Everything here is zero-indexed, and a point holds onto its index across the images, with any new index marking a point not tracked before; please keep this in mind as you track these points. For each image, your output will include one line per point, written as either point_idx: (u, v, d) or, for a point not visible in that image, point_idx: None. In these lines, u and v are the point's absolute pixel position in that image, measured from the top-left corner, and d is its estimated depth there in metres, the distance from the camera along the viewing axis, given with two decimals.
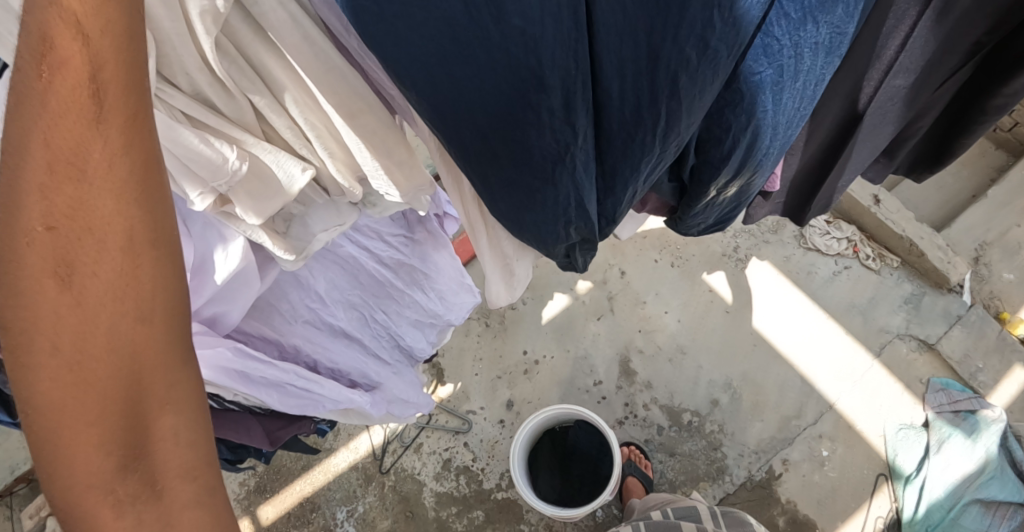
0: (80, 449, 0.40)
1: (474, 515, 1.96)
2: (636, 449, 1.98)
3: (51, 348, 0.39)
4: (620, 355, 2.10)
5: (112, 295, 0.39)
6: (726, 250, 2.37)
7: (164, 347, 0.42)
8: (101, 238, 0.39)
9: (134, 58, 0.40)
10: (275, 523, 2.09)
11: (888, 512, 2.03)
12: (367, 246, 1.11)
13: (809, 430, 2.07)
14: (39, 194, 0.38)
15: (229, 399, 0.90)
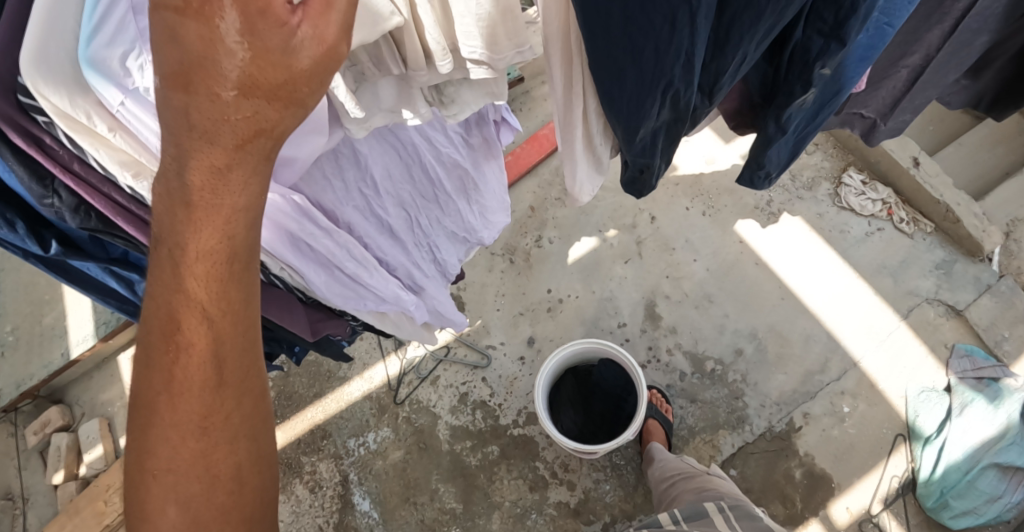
0: None
1: (488, 450, 1.93)
2: (658, 393, 1.94)
3: (175, 518, 0.63)
4: (646, 299, 2.06)
5: (220, 492, 0.64)
6: (758, 202, 2.31)
7: (255, 505, 0.67)
8: (215, 462, 0.63)
9: (240, 350, 0.62)
10: (284, 449, 2.06)
11: (904, 472, 2.00)
12: (430, 137, 1.04)
13: (832, 387, 2.04)
14: (171, 436, 0.61)
15: (275, 272, 0.86)
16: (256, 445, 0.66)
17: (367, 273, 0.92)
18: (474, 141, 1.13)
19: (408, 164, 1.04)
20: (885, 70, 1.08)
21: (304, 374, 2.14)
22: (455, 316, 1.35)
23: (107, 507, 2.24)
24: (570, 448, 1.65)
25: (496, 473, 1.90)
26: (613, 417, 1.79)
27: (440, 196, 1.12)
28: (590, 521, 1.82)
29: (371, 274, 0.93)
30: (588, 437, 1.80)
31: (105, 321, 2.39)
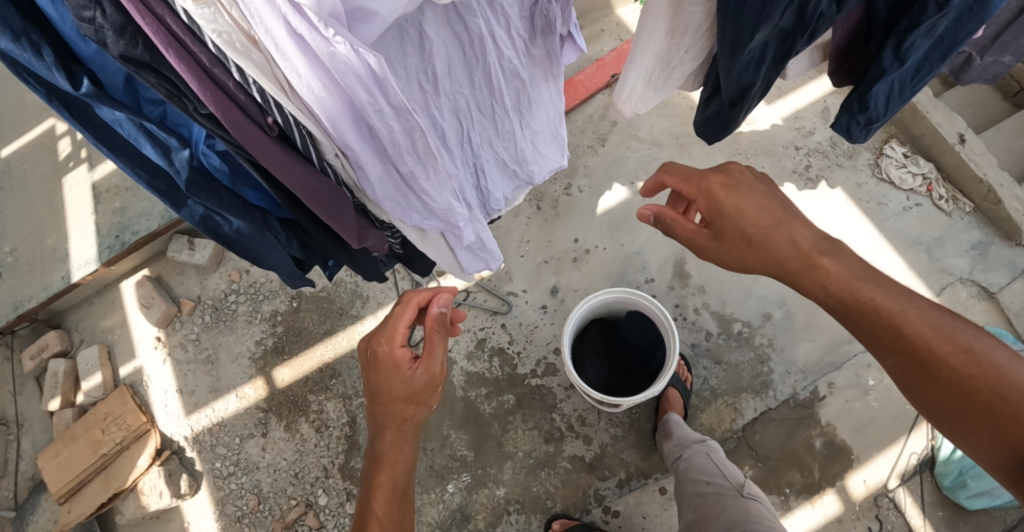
0: None
1: (504, 399, 1.87)
2: (683, 360, 1.88)
3: None
4: (675, 256, 1.98)
5: None
6: (796, 166, 2.25)
7: None
8: None
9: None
10: (291, 386, 2.04)
11: (923, 450, 1.87)
12: (496, 32, 0.95)
13: (858, 359, 1.94)
14: None
15: (328, 158, 0.85)
16: None
17: (425, 175, 0.92)
18: (536, 53, 1.07)
19: (473, 67, 0.98)
20: None
21: (314, 311, 2.09)
22: (494, 250, 1.30)
23: (105, 436, 2.17)
24: (597, 397, 1.59)
25: (511, 422, 1.84)
26: (642, 368, 1.73)
27: (498, 112, 1.09)
28: (605, 477, 1.78)
29: (429, 177, 0.93)
30: (615, 389, 1.75)
31: (109, 245, 2.30)
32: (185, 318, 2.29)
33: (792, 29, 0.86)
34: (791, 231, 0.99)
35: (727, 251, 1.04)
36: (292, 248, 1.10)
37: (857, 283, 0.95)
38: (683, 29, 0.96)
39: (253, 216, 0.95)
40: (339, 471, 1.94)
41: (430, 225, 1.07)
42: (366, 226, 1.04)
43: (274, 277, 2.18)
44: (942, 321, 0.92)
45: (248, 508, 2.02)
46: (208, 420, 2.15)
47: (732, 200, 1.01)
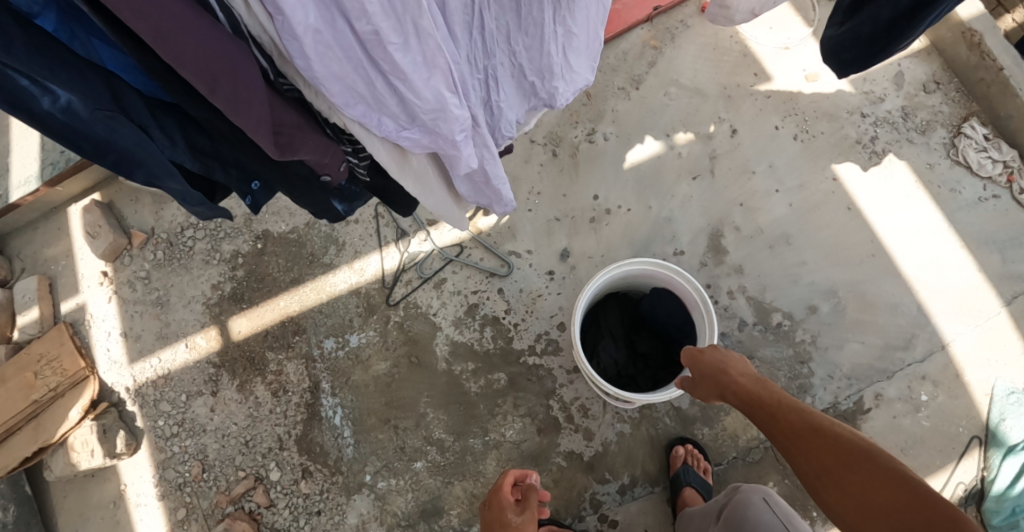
0: None
1: (495, 379, 1.58)
2: (692, 447, 1.48)
3: None
4: (710, 228, 1.71)
5: None
6: (861, 137, 1.88)
7: None
8: None
9: None
10: (247, 340, 1.75)
11: (972, 481, 1.61)
12: None
13: (914, 368, 1.67)
14: None
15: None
16: None
17: (399, 37, 0.59)
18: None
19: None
20: None
21: (280, 255, 1.79)
22: (503, 194, 0.98)
23: (38, 381, 1.87)
24: (613, 392, 1.30)
25: (501, 406, 1.56)
26: (663, 358, 1.46)
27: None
28: (605, 480, 1.50)
29: (404, 40, 0.60)
30: (635, 384, 1.47)
31: (52, 161, 1.99)
32: (136, 253, 2.00)
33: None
34: (735, 363, 1.15)
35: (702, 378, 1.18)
36: (178, 154, 0.76)
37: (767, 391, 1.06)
38: None
39: (79, 77, 0.61)
40: (296, 442, 1.65)
41: (411, 145, 0.71)
42: (302, 127, 0.70)
43: (238, 213, 1.87)
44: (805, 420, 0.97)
45: (191, 476, 1.76)
46: (152, 371, 1.87)
47: (715, 353, 1.19)
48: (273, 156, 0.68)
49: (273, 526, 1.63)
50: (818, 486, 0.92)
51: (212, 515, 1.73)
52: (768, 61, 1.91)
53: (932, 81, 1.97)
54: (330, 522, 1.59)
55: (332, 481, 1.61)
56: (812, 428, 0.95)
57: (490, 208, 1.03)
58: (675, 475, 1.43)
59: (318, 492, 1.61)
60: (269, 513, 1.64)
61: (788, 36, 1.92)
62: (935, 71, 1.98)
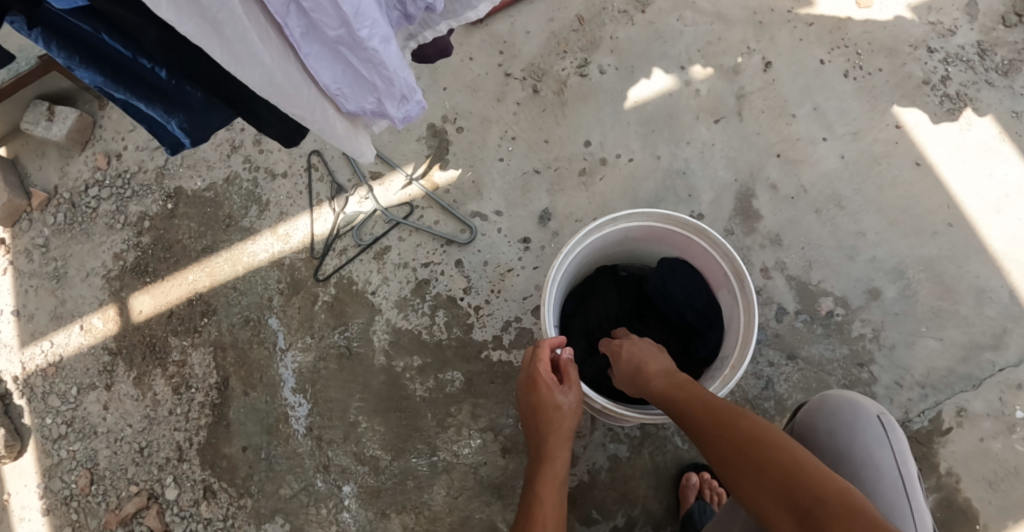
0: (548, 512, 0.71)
1: (449, 379, 1.21)
2: (712, 478, 1.09)
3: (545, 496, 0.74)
4: (737, 185, 1.33)
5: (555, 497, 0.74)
6: (930, 76, 1.48)
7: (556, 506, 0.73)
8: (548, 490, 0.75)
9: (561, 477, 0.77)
10: (148, 322, 1.40)
11: None
12: None
13: (1007, 374, 1.25)
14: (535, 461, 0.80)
15: None
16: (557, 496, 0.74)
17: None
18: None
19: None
20: None
21: (193, 217, 1.43)
22: (393, 68, 0.58)
23: None
24: (600, 406, 0.90)
25: (458, 414, 1.20)
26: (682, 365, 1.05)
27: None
28: (591, 521, 1.11)
29: None
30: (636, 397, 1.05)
31: None
32: (36, 217, 1.66)
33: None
34: (645, 353, 0.85)
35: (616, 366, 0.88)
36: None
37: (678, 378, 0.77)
38: None
39: None
40: (199, 451, 1.30)
41: None
42: None
43: (150, 167, 1.53)
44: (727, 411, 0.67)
45: (78, 488, 1.42)
46: (43, 358, 1.53)
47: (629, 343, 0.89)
48: None
49: None
50: (731, 484, 0.63)
51: None
52: None
53: (1012, 13, 1.53)
54: None
55: (239, 506, 1.25)
56: (733, 420, 0.65)
57: (392, 109, 0.66)
58: (685, 517, 1.05)
59: (223, 518, 1.26)
60: None
61: None
62: None
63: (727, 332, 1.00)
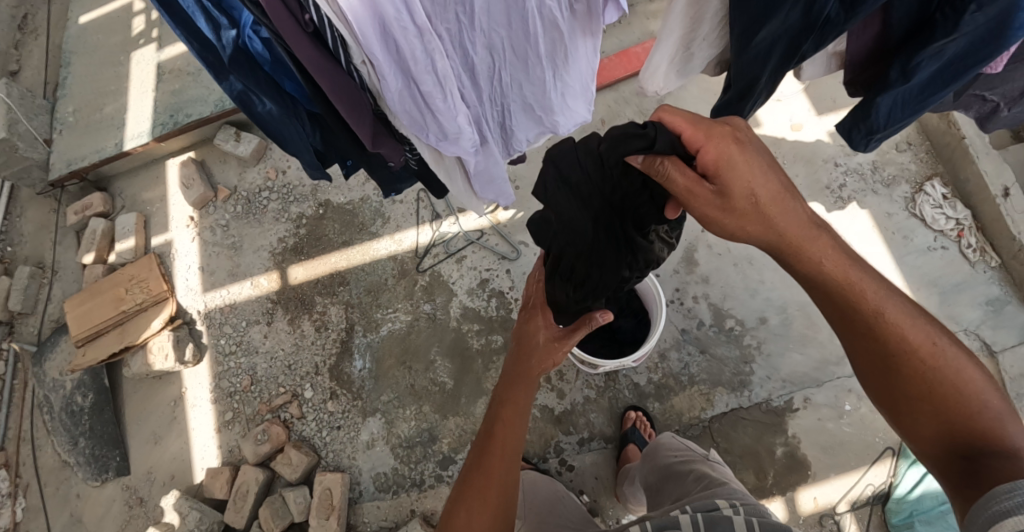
0: (507, 421, 1.14)
1: (493, 340, 1.98)
2: (643, 416, 1.85)
3: (509, 410, 1.16)
4: (687, 244, 2.08)
5: (515, 417, 1.15)
6: (830, 183, 2.21)
7: (512, 425, 1.14)
8: (511, 408, 1.17)
9: (524, 406, 1.18)
10: (302, 284, 2.21)
11: (881, 484, 1.82)
12: None
13: (842, 381, 1.91)
14: (507, 388, 1.21)
15: (355, 64, 0.93)
16: (518, 413, 1.16)
17: (442, 96, 1.00)
18: (578, 9, 1.15)
19: (511, 9, 1.08)
20: (897, 100, 1.05)
21: (336, 221, 2.23)
22: (502, 190, 1.48)
23: (126, 295, 2.37)
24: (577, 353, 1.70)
25: (496, 362, 1.96)
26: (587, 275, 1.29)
27: (530, 55, 1.17)
28: (568, 432, 1.89)
29: (446, 98, 1.01)
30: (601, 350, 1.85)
31: (162, 123, 2.44)
32: (219, 204, 2.42)
33: (801, 28, 0.92)
34: (781, 210, 0.99)
35: (726, 215, 1.00)
36: (317, 142, 1.13)
37: (853, 271, 0.96)
38: (686, 58, 1.17)
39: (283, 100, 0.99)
40: (329, 371, 2.10)
41: (444, 151, 1.16)
42: (380, 132, 1.09)
43: (307, 183, 2.30)
44: (913, 315, 0.94)
45: (241, 386, 2.21)
46: (221, 300, 2.31)
47: (737, 177, 0.98)
48: (366, 147, 1.08)
49: (302, 433, 2.10)
50: (891, 365, 0.93)
51: (253, 420, 2.18)
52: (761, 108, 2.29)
53: (905, 141, 2.25)
54: (348, 435, 2.04)
55: (353, 405, 2.05)
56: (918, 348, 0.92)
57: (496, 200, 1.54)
58: (624, 432, 1.81)
59: (342, 412, 2.06)
60: (299, 423, 2.10)
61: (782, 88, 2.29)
62: (910, 133, 2.26)
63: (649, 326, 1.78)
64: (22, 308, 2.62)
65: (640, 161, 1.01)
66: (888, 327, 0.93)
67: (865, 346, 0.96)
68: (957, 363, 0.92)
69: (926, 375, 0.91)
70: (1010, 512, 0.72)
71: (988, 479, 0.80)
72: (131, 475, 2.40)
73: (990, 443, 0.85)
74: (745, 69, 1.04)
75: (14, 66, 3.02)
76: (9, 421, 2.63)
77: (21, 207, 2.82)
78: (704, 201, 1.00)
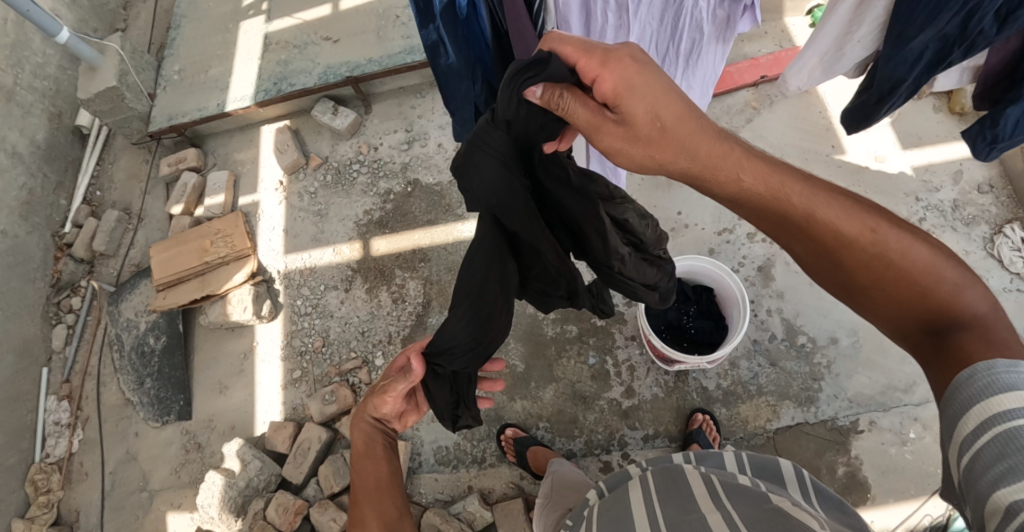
0: (371, 471, 1.28)
1: (567, 329, 2.10)
2: (711, 421, 1.91)
3: (371, 460, 1.30)
4: (764, 259, 2.16)
5: (373, 463, 1.29)
6: (909, 216, 2.26)
7: (378, 472, 1.27)
8: (374, 457, 1.30)
9: (377, 450, 1.31)
10: (383, 257, 2.31)
11: (940, 516, 1.82)
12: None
13: (910, 409, 1.96)
14: (365, 439, 1.34)
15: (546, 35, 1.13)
16: (382, 459, 1.30)
17: None
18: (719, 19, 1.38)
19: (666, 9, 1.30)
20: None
21: (424, 200, 2.35)
22: None
23: (211, 248, 2.46)
24: (660, 346, 1.83)
25: (568, 351, 2.07)
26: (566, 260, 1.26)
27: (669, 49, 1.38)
28: (634, 427, 1.98)
29: None
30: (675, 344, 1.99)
31: (265, 89, 2.56)
32: (309, 172, 2.53)
33: (955, 37, 1.02)
34: (688, 129, 1.03)
35: (630, 143, 1.07)
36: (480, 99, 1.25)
37: (772, 181, 1.01)
38: (832, 62, 1.26)
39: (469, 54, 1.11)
40: (402, 341, 2.20)
41: None
42: None
43: (399, 161, 2.43)
44: (841, 205, 0.99)
45: (312, 346, 2.31)
46: (302, 263, 2.41)
47: (633, 104, 1.02)
48: None
49: None
50: (824, 263, 1.02)
51: (320, 381, 2.26)
52: (847, 137, 2.36)
53: (987, 183, 2.27)
54: None
55: None
56: (850, 240, 0.97)
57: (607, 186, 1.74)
58: (691, 432, 1.90)
59: None
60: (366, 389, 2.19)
61: None
62: (993, 176, 2.28)
63: (728, 331, 1.93)
64: (107, 250, 2.76)
65: (540, 94, 1.02)
66: (823, 227, 0.98)
67: (812, 252, 1.02)
68: (900, 240, 0.96)
69: (875, 265, 0.96)
70: (989, 394, 0.77)
71: (950, 357, 0.88)
72: (191, 420, 2.48)
73: (955, 314, 0.92)
74: (889, 73, 1.13)
75: (121, 25, 3.15)
76: (78, 355, 2.75)
77: (115, 155, 2.98)
78: (606, 131, 1.07)
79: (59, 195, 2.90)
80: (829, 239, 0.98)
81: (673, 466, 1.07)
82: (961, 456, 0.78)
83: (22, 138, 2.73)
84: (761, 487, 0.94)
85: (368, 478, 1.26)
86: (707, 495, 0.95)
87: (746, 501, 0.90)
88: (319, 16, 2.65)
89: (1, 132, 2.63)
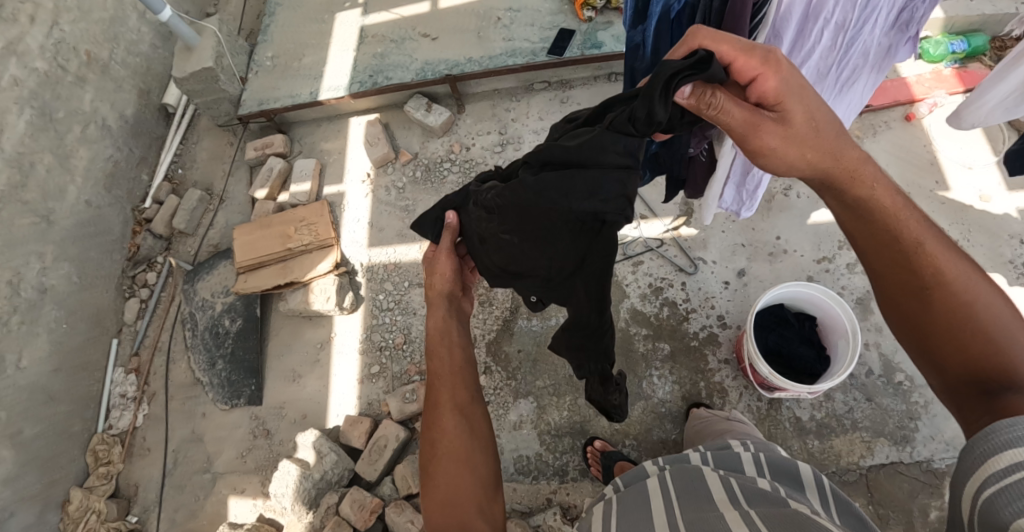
0: (437, 352, 1.39)
1: (659, 347, 2.15)
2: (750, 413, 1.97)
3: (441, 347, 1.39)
4: (863, 293, 2.14)
5: (443, 346, 1.40)
6: (1014, 259, 2.23)
7: (446, 358, 1.37)
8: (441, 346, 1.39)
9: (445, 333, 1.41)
10: None
11: None
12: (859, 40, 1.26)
13: None
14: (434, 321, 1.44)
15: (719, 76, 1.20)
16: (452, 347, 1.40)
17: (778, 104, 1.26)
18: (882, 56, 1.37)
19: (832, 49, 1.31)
20: None
21: None
22: (755, 199, 1.68)
23: (294, 234, 2.46)
24: (767, 371, 1.82)
25: (660, 368, 2.12)
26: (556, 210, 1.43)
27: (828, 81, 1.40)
28: None
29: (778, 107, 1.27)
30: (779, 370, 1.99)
31: (360, 81, 2.58)
32: (398, 167, 2.53)
33: None
34: (837, 140, 1.09)
35: (787, 143, 1.08)
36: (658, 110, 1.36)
37: (899, 205, 1.03)
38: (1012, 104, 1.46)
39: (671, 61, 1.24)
40: (487, 344, 2.22)
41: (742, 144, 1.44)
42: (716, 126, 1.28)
43: (492, 164, 2.45)
44: (947, 245, 1.00)
45: (394, 342, 2.31)
46: (387, 257, 2.43)
47: (794, 104, 1.06)
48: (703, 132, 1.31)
49: None
50: (904, 290, 1.00)
51: (399, 378, 2.26)
52: (950, 174, 2.37)
53: None
54: (496, 412, 2.14)
55: (507, 384, 2.16)
56: (940, 274, 0.97)
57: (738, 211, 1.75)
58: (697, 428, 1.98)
59: (493, 387, 2.17)
60: None
61: (973, 157, 2.37)
62: None
63: (832, 365, 1.91)
64: (186, 228, 2.79)
65: (688, 94, 1.06)
66: (924, 256, 0.98)
67: (898, 278, 1.01)
68: (987, 294, 0.96)
69: (950, 303, 0.96)
70: (1005, 447, 0.76)
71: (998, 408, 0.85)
72: (260, 406, 2.47)
73: (1008, 374, 0.89)
74: None
75: (212, 8, 3.18)
76: (149, 330, 2.77)
77: (199, 135, 3.02)
78: (757, 125, 1.08)
79: (141, 170, 2.93)
80: (922, 266, 0.98)
81: (693, 466, 1.14)
82: (977, 496, 0.76)
83: (112, 112, 2.76)
84: (778, 490, 1.01)
85: (437, 362, 1.38)
86: (724, 498, 0.99)
87: (765, 506, 0.93)
88: (417, 12, 2.66)
89: (93, 104, 2.67)
